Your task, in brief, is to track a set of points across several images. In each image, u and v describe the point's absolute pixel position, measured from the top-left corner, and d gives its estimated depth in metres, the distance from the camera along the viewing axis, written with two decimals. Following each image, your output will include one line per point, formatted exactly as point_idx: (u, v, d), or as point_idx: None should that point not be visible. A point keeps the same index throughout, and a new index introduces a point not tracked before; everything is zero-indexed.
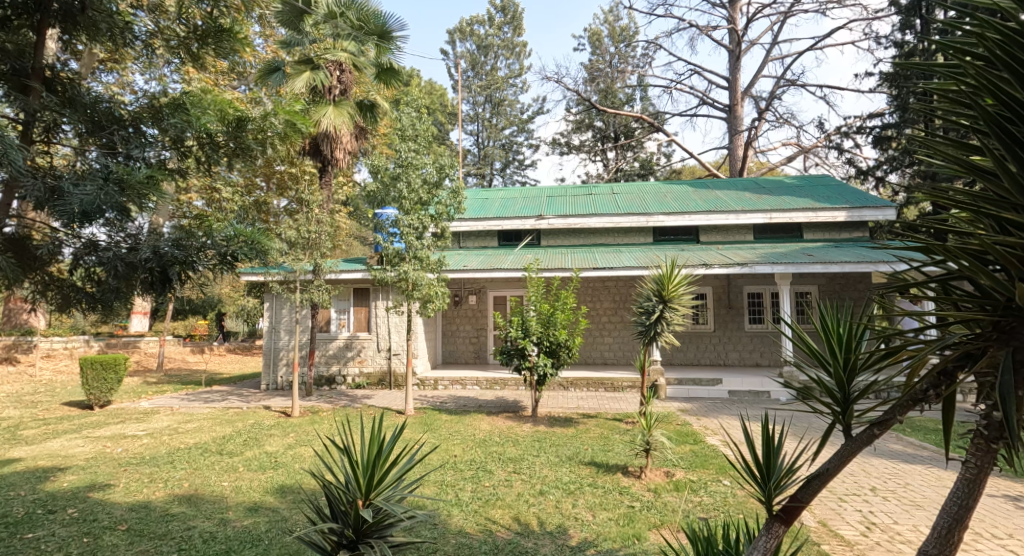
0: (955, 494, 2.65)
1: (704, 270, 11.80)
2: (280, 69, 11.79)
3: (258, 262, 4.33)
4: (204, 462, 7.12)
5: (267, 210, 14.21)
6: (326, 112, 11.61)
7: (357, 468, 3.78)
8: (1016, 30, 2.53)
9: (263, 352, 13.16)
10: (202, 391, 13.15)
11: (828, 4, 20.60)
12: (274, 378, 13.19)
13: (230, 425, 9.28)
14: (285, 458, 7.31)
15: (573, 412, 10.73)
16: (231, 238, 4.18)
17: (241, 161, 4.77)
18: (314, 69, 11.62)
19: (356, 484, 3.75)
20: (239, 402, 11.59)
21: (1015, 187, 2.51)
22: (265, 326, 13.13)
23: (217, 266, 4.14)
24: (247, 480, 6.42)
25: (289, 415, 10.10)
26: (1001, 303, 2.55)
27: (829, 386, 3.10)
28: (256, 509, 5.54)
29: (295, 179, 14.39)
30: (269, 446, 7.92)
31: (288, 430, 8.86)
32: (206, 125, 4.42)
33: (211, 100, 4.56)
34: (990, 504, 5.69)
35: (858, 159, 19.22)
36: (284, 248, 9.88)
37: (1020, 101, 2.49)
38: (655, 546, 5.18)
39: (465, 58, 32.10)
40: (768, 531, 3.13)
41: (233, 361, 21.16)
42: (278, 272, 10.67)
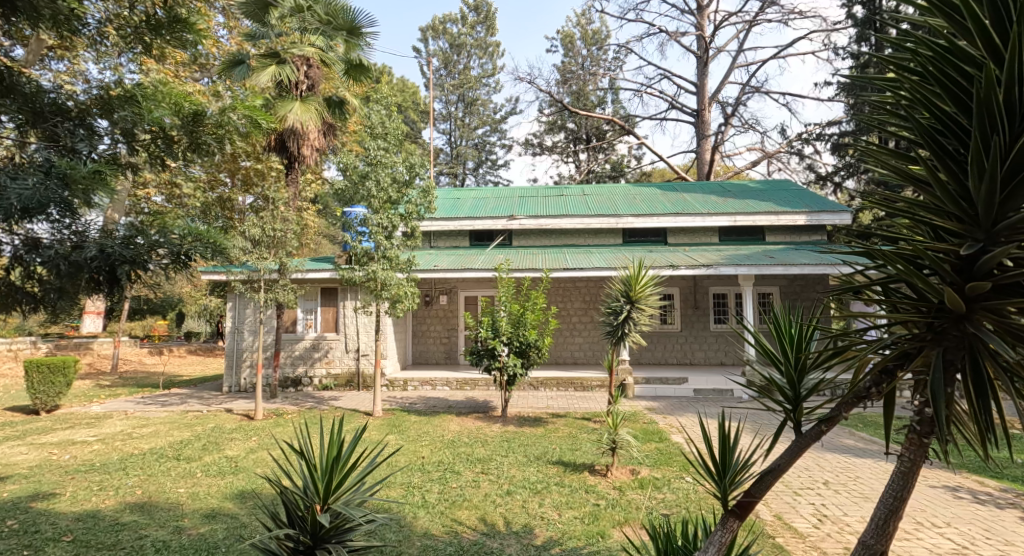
0: (891, 488, 2.77)
1: (671, 271, 11.99)
2: (244, 62, 11.59)
3: (216, 262, 4.29)
4: (159, 468, 6.95)
5: (231, 207, 13.97)
6: (293, 108, 11.37)
7: (316, 471, 3.74)
8: (946, 48, 2.67)
9: (226, 354, 12.89)
10: (160, 394, 12.80)
11: (791, 16, 21.27)
12: (237, 380, 12.92)
13: (188, 429, 9.07)
14: (246, 463, 7.19)
15: (543, 412, 10.78)
16: (185, 235, 4.09)
17: (200, 156, 4.67)
18: (281, 63, 11.35)
19: (315, 488, 3.71)
20: (198, 405, 11.33)
21: (947, 196, 2.60)
22: (228, 327, 12.86)
23: (171, 266, 4.05)
24: (205, 486, 6.30)
25: (252, 418, 9.92)
26: (935, 306, 2.65)
27: (781, 385, 3.20)
28: (213, 516, 5.45)
29: (262, 176, 14.36)
30: (230, 451, 7.76)
31: (250, 434, 8.71)
32: (158, 119, 4.32)
33: (166, 92, 4.44)
34: (932, 495, 5.94)
35: (818, 164, 19.83)
36: (248, 247, 9.68)
37: (950, 114, 2.63)
38: (618, 545, 5.25)
39: (437, 56, 31.93)
40: (723, 526, 3.25)
41: (193, 362, 20.65)
42: (241, 272, 10.47)
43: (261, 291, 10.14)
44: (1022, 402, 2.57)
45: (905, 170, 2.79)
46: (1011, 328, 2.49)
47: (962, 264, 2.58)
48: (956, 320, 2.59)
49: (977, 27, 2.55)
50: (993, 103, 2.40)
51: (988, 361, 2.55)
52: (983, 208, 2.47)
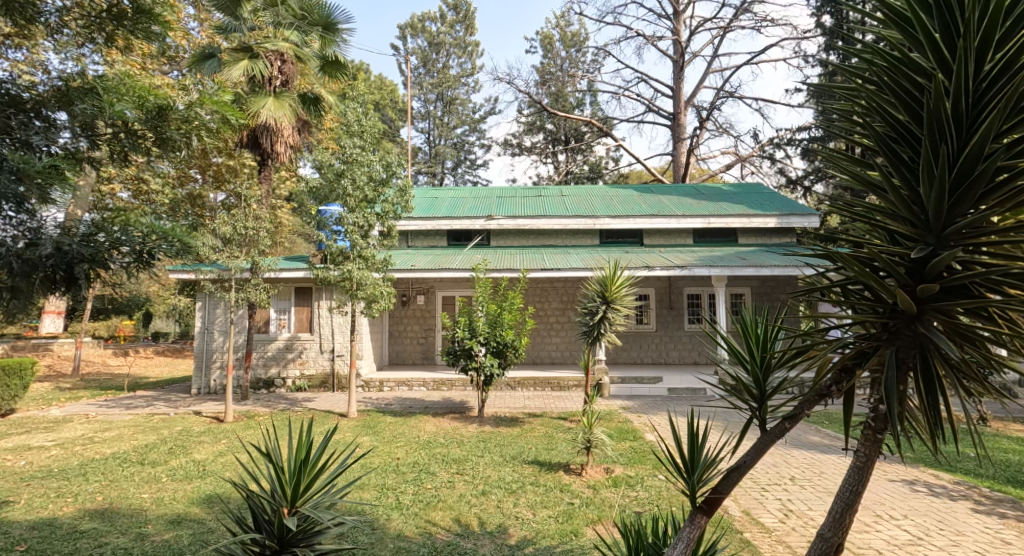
0: (847, 482, 2.86)
1: (645, 272, 12.15)
2: (214, 55, 11.34)
3: (182, 260, 4.19)
4: (122, 473, 6.80)
5: (203, 205, 13.71)
6: (266, 104, 11.16)
7: (283, 473, 3.68)
8: (901, 58, 2.76)
9: (195, 356, 12.64)
10: (125, 396, 12.50)
11: (763, 23, 21.71)
12: (206, 382, 12.68)
13: (154, 433, 8.89)
14: (214, 466, 7.07)
15: (520, 412, 10.83)
16: (147, 233, 3.95)
17: (166, 151, 4.60)
18: (253, 58, 11.14)
19: (282, 493, 3.66)
20: (165, 407, 11.11)
21: (900, 200, 2.70)
22: (197, 327, 12.63)
23: (134, 265, 3.95)
24: (170, 491, 6.19)
25: (221, 420, 9.76)
26: (890, 307, 2.74)
27: (747, 383, 3.26)
28: (178, 522, 5.36)
29: (234, 172, 14.12)
30: (197, 454, 7.63)
31: (219, 436, 8.57)
32: (121, 112, 4.22)
33: (131, 85, 4.31)
34: (890, 489, 6.12)
35: (790, 169, 20.24)
36: (218, 245, 9.50)
37: (905, 122, 2.72)
38: (591, 542, 5.31)
39: (416, 54, 31.73)
40: (691, 522, 3.31)
41: (160, 364, 20.20)
42: (211, 270, 10.28)
43: (233, 290, 9.97)
44: (968, 398, 2.69)
45: (864, 177, 2.88)
46: (958, 328, 2.61)
47: (914, 267, 2.67)
48: (908, 321, 2.69)
49: (927, 38, 2.65)
50: (941, 112, 2.50)
51: (938, 360, 2.66)
52: (934, 213, 2.55)
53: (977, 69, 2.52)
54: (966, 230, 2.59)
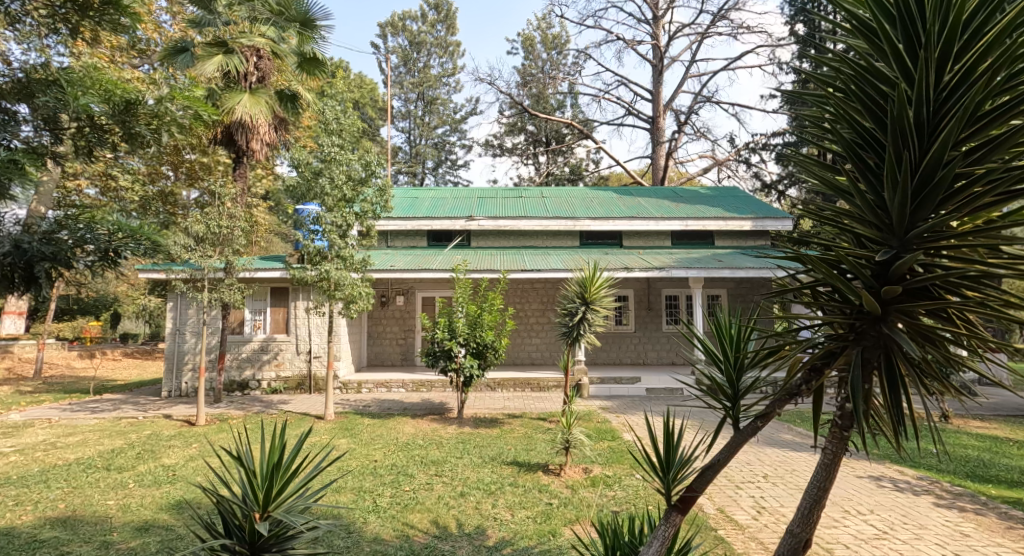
0: (815, 479, 2.93)
1: (624, 273, 12.25)
2: (187, 50, 11.24)
3: (150, 259, 4.17)
4: (86, 479, 6.66)
5: (175, 202, 13.45)
6: (241, 101, 11.00)
7: (255, 477, 3.64)
8: (867, 66, 2.84)
9: (166, 358, 12.42)
10: (91, 400, 12.21)
11: (739, 30, 22.07)
12: (178, 384, 12.45)
13: (121, 438, 8.72)
14: (184, 472, 6.96)
15: (499, 412, 10.86)
16: (113, 232, 3.95)
17: (134, 147, 4.56)
18: (228, 53, 10.99)
19: (254, 497, 3.62)
20: (133, 411, 10.89)
21: (866, 205, 2.78)
22: (169, 329, 12.42)
23: (98, 265, 3.93)
24: (137, 497, 6.08)
25: (192, 424, 9.61)
26: (856, 308, 2.82)
27: (721, 383, 3.32)
28: (146, 529, 5.27)
29: (207, 170, 13.87)
30: (166, 459, 7.50)
31: (190, 441, 8.44)
32: (85, 105, 4.21)
33: (96, 78, 4.32)
34: (858, 484, 6.28)
35: (764, 173, 20.60)
36: (191, 244, 9.33)
37: (870, 129, 2.81)
38: (568, 542, 5.36)
39: (396, 53, 31.54)
40: (666, 521, 3.36)
41: (130, 366, 19.75)
42: (182, 270, 10.09)
43: (205, 290, 9.79)
44: (928, 397, 2.78)
45: (832, 182, 2.96)
46: (920, 329, 2.70)
47: (878, 269, 2.75)
48: (873, 322, 2.77)
49: (891, 48, 2.73)
50: (903, 120, 2.58)
51: (901, 360, 2.75)
52: (897, 217, 2.64)
53: (937, 79, 2.61)
54: (927, 235, 2.68)
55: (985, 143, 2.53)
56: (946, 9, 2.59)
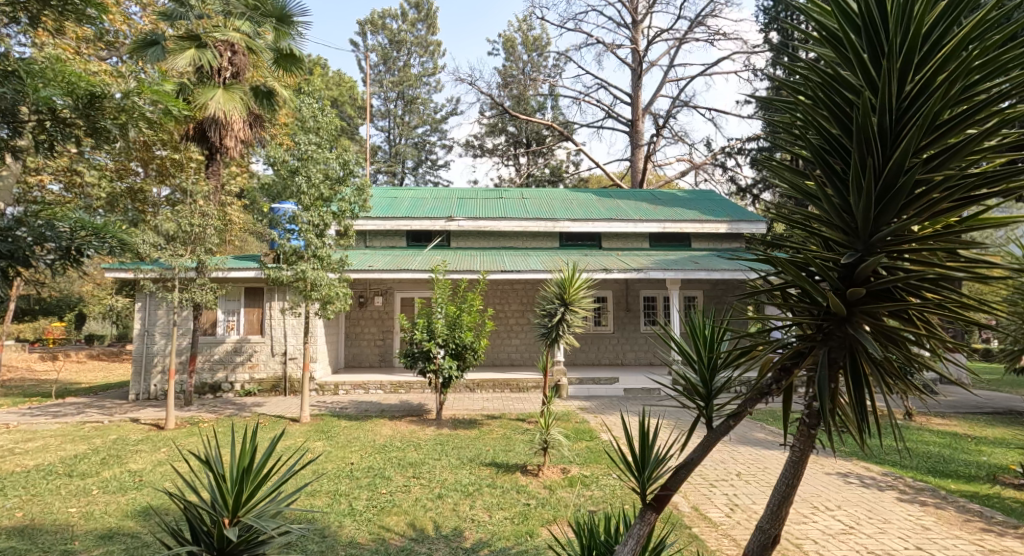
0: (783, 476, 3.00)
1: (603, 274, 12.34)
2: (157, 43, 10.93)
3: (109, 251, 4.78)
4: (47, 486, 6.51)
5: (144, 200, 13.16)
6: (214, 96, 10.83)
7: (225, 481, 3.59)
8: (833, 75, 2.93)
9: (134, 360, 12.16)
10: (53, 404, 11.90)
11: (716, 36, 22.40)
12: (146, 387, 12.22)
13: (85, 442, 8.54)
14: (151, 477, 6.84)
15: (478, 414, 10.87)
16: (74, 228, 4.59)
17: (97, 140, 5.23)
18: (201, 48, 10.83)
19: (223, 502, 3.57)
20: (99, 415, 10.66)
21: (833, 209, 2.86)
22: (136, 330, 12.18)
23: (59, 262, 4.58)
24: (101, 504, 5.97)
25: (161, 428, 9.45)
26: (824, 309, 2.90)
27: (694, 383, 3.38)
28: (110, 537, 5.19)
29: (178, 167, 13.59)
30: (133, 465, 7.36)
31: (158, 445, 8.30)
32: (47, 98, 4.74)
33: (61, 72, 4.89)
34: (826, 481, 6.43)
35: (740, 177, 20.93)
36: (161, 242, 9.15)
37: (837, 137, 2.90)
38: (545, 542, 5.40)
39: (376, 51, 31.35)
40: (641, 519, 3.40)
41: (96, 368, 19.28)
42: (151, 269, 9.86)
43: (176, 290, 9.63)
44: (891, 395, 2.88)
45: (802, 187, 3.04)
46: (884, 329, 2.79)
47: (844, 272, 2.83)
48: (840, 322, 2.85)
49: (857, 56, 2.82)
50: (868, 127, 2.67)
51: (866, 360, 2.83)
52: (862, 221, 2.72)
53: (900, 88, 2.70)
54: (891, 238, 2.77)
55: (943, 150, 2.63)
56: (908, 21, 2.69)
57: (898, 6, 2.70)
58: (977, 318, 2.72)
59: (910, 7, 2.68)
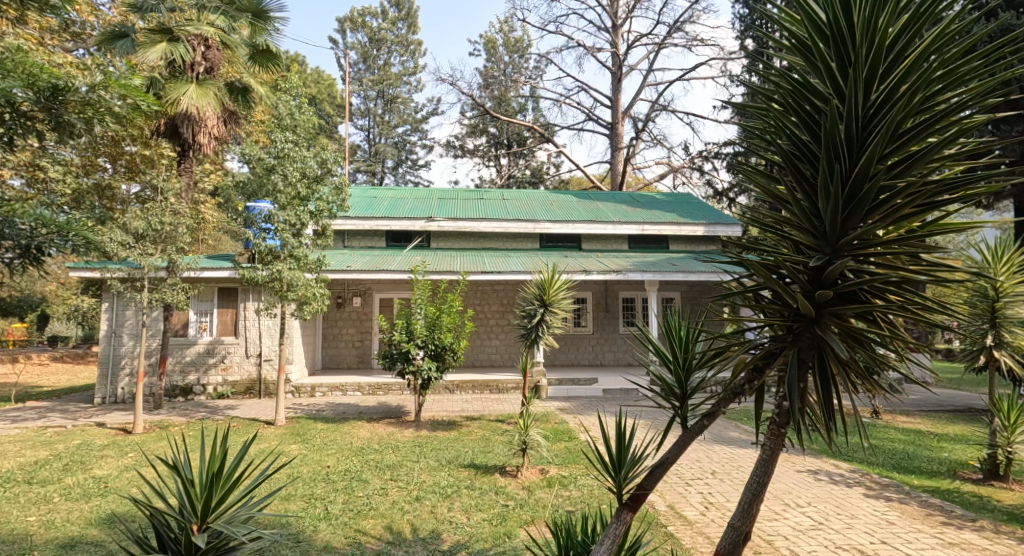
0: (754, 474, 3.08)
1: (583, 275, 12.43)
2: (127, 35, 10.73)
3: (73, 249, 4.77)
4: (6, 494, 6.36)
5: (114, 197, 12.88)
6: (186, 91, 10.65)
7: (193, 486, 3.56)
8: (803, 82, 3.01)
9: (100, 362, 11.87)
10: (15, 408, 11.58)
11: (694, 42, 22.69)
12: (113, 390, 11.97)
13: (47, 448, 8.34)
14: (116, 484, 6.72)
15: (457, 415, 10.86)
16: (34, 225, 4.54)
17: (63, 134, 5.20)
18: (172, 41, 10.70)
19: (191, 508, 3.54)
20: (62, 420, 10.41)
21: (802, 212, 2.94)
22: (103, 331, 11.93)
23: (21, 261, 4.58)
24: (63, 513, 5.85)
25: (128, 432, 9.27)
26: (794, 310, 2.97)
27: (669, 383, 3.43)
28: (72, 546, 5.10)
29: (149, 163, 13.32)
30: (97, 471, 7.22)
31: (124, 450, 8.15)
32: (8, 91, 4.74)
33: (21, 62, 4.83)
34: (797, 478, 6.57)
35: (717, 181, 21.25)
36: (130, 241, 8.96)
37: (806, 142, 2.98)
38: (523, 544, 5.43)
39: (356, 49, 31.13)
40: (618, 519, 3.45)
41: (60, 372, 18.77)
42: (119, 268, 9.62)
43: (145, 291, 9.45)
44: (857, 394, 2.97)
45: (773, 191, 3.12)
46: (851, 331, 2.88)
47: (813, 275, 2.91)
48: (809, 323, 2.94)
49: (825, 65, 2.90)
50: (835, 134, 2.75)
51: (833, 360, 2.92)
52: (830, 225, 2.81)
53: (865, 97, 2.80)
54: (857, 242, 2.86)
55: (906, 157, 2.72)
56: (872, 34, 2.78)
57: (862, 18, 2.80)
58: (937, 321, 2.83)
59: (874, 19, 2.77)
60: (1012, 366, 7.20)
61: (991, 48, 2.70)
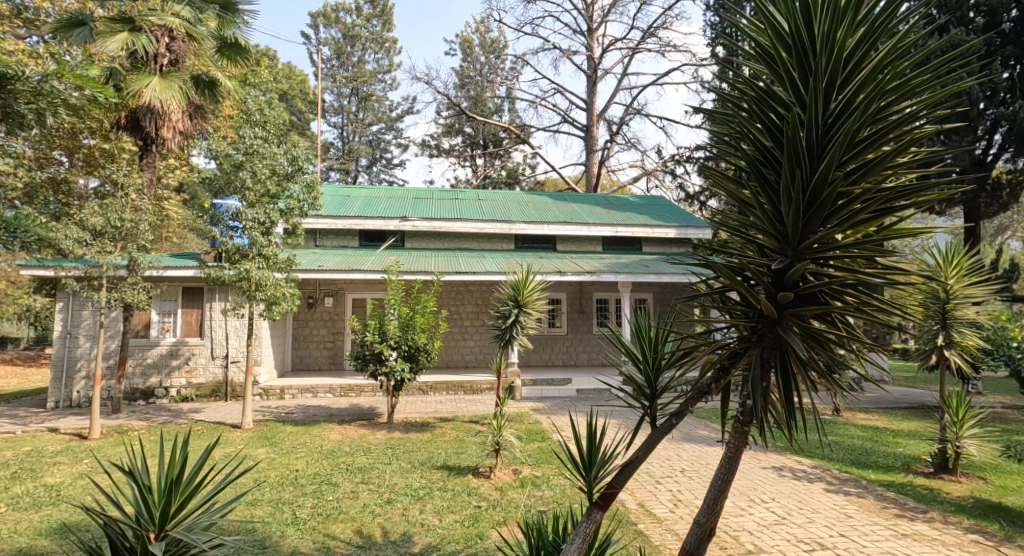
0: (719, 471, 3.16)
1: (558, 277, 12.50)
2: (85, 24, 10.46)
3: None
4: None
5: (69, 192, 12.50)
6: (150, 84, 10.39)
7: (151, 493, 3.50)
8: (767, 91, 3.11)
9: (53, 364, 11.53)
10: None
11: (667, 48, 23.00)
12: (67, 394, 11.62)
13: None
14: (70, 492, 6.55)
15: (430, 416, 10.84)
16: None
17: None
18: (135, 31, 10.32)
19: (149, 516, 3.48)
20: (14, 425, 10.07)
21: (766, 216, 3.03)
22: (58, 332, 11.59)
23: None
24: (13, 523, 5.69)
25: (84, 437, 9.03)
26: (758, 312, 3.07)
27: (639, 383, 3.49)
28: None
29: (109, 157, 12.97)
30: (49, 478, 7.03)
31: (79, 457, 7.94)
32: None
33: None
34: (763, 475, 6.73)
35: (688, 184, 21.59)
36: (88, 240, 8.71)
37: (771, 149, 3.07)
38: (495, 545, 5.46)
39: (329, 45, 30.76)
40: (588, 518, 3.50)
41: (13, 374, 18.10)
42: (75, 267, 9.33)
43: (103, 290, 9.20)
44: (816, 393, 3.08)
45: (739, 196, 3.21)
46: (810, 332, 2.98)
47: (776, 277, 3.01)
48: (772, 325, 3.03)
49: (788, 76, 3.01)
50: (797, 142, 2.86)
51: (794, 360, 3.02)
52: (792, 229, 2.91)
53: (825, 107, 2.90)
54: (816, 246, 2.97)
55: (862, 165, 2.84)
56: (831, 46, 2.89)
57: (822, 30, 2.90)
58: (891, 322, 2.94)
59: (834, 33, 2.88)
60: (960, 366, 7.49)
61: (943, 62, 2.83)
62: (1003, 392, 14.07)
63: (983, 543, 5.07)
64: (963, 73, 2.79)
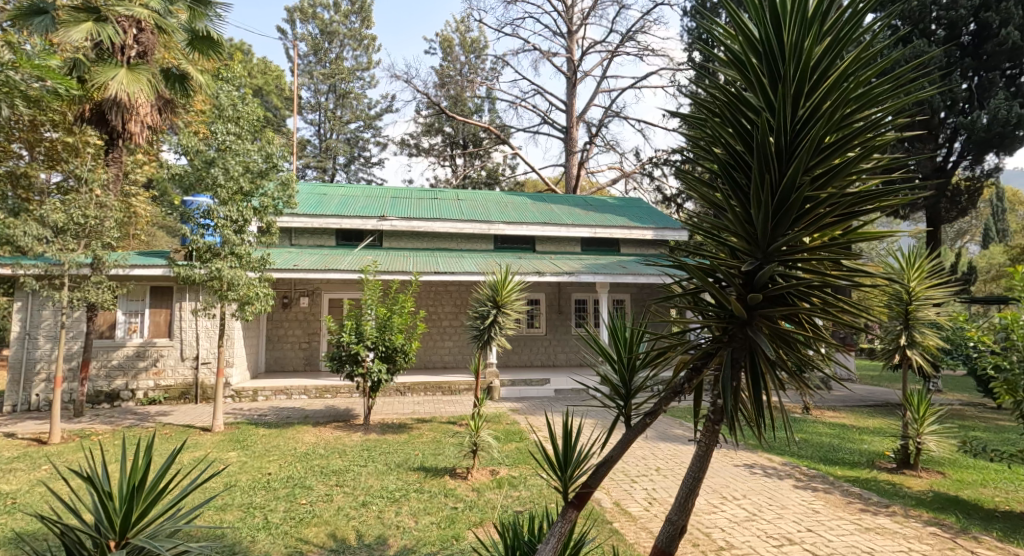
0: (691, 469, 3.21)
1: (536, 278, 12.52)
2: (45, 12, 10.18)
3: None
4: None
5: (30, 187, 12.14)
6: (116, 76, 10.14)
7: (111, 500, 3.43)
8: (739, 96, 3.16)
9: (12, 366, 11.21)
10: None
11: (645, 52, 23.24)
12: (26, 397, 11.31)
13: None
14: (27, 500, 6.39)
15: (407, 417, 10.80)
16: None
17: None
18: (100, 21, 9.99)
19: (109, 523, 3.41)
20: None
21: (737, 220, 3.09)
22: (17, 331, 11.29)
23: None
24: None
25: (45, 442, 8.80)
26: (729, 312, 3.13)
27: (614, 383, 3.52)
28: None
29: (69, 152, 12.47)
30: (7, 486, 6.84)
31: (38, 463, 7.73)
32: None
33: None
34: (735, 472, 6.84)
35: (665, 187, 21.84)
36: (50, 238, 8.48)
37: (742, 153, 3.14)
38: (470, 546, 5.47)
39: (306, 41, 30.44)
40: (563, 517, 3.53)
41: None
42: (34, 265, 9.09)
43: (66, 290, 8.98)
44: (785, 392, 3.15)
45: (712, 199, 3.27)
46: (779, 332, 3.06)
47: (746, 279, 3.08)
48: (742, 325, 3.09)
49: (759, 82, 3.07)
50: (766, 146, 2.94)
51: (763, 360, 3.09)
52: (761, 232, 2.98)
53: (793, 113, 2.97)
54: (785, 249, 3.04)
55: (828, 171, 2.92)
56: (799, 54, 2.96)
57: (791, 38, 2.97)
58: (856, 322, 3.03)
59: (802, 41, 2.95)
60: (922, 365, 7.73)
61: (904, 72, 2.92)
62: (963, 390, 14.54)
63: (941, 535, 5.22)
64: (924, 82, 2.88)
